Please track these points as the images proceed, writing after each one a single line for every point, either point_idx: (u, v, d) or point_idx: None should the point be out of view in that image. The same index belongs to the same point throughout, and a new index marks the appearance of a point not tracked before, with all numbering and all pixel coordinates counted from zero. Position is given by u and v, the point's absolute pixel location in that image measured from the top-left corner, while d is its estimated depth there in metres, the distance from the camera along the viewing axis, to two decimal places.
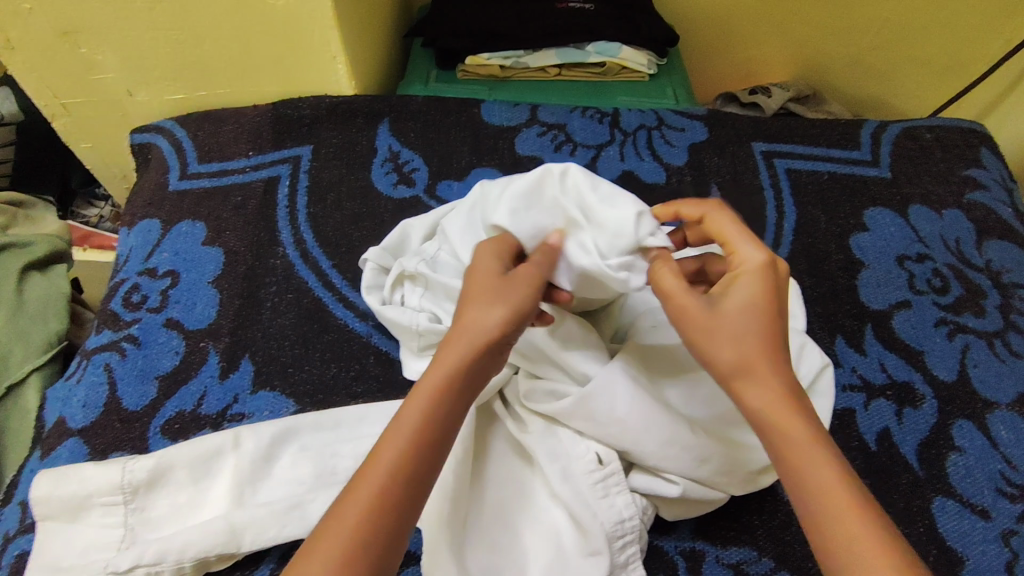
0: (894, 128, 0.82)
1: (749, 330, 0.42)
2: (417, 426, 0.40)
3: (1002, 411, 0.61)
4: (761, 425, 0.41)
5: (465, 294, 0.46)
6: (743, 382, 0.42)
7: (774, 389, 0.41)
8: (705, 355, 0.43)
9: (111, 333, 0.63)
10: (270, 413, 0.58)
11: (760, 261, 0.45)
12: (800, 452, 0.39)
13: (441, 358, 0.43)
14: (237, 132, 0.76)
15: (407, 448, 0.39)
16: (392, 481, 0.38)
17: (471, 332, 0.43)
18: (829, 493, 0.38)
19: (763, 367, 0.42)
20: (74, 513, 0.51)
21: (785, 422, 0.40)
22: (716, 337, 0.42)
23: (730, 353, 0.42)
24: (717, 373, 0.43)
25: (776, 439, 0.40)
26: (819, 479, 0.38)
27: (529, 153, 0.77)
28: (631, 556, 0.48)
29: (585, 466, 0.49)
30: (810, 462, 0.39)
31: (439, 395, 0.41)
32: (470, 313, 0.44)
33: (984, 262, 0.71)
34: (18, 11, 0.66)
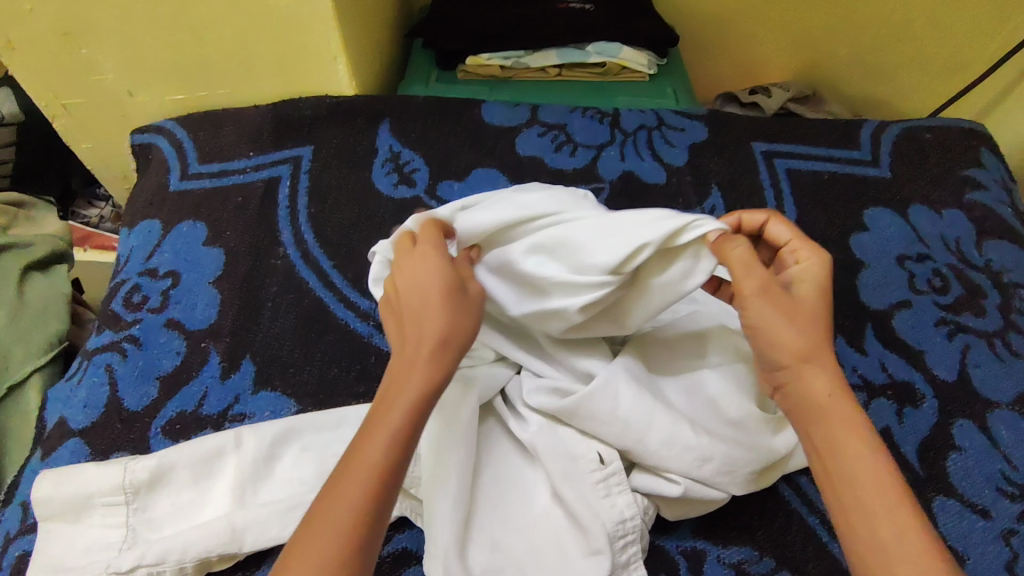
0: (894, 128, 0.82)
1: (817, 321, 0.44)
2: (397, 439, 0.39)
3: (1002, 411, 0.61)
4: (817, 412, 0.41)
5: (418, 301, 0.43)
6: (809, 367, 0.42)
7: (835, 380, 0.42)
8: (775, 339, 0.43)
9: (111, 333, 0.63)
10: (271, 414, 0.58)
11: (818, 264, 0.47)
12: (842, 434, 0.40)
13: (411, 369, 0.41)
14: (238, 132, 0.76)
15: (386, 461, 0.38)
16: (376, 495, 0.37)
17: (445, 343, 0.42)
18: (878, 482, 0.39)
19: (825, 355, 0.43)
20: (75, 513, 0.51)
21: (841, 409, 0.41)
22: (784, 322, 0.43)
23: (800, 339, 0.43)
24: (785, 357, 0.43)
25: (824, 424, 0.41)
26: (867, 468, 0.39)
27: (529, 153, 0.77)
28: (632, 556, 0.48)
29: (587, 466, 0.49)
30: (852, 445, 0.40)
31: (416, 410, 0.40)
32: (437, 322, 0.42)
33: (984, 262, 0.71)
34: (18, 11, 0.66)
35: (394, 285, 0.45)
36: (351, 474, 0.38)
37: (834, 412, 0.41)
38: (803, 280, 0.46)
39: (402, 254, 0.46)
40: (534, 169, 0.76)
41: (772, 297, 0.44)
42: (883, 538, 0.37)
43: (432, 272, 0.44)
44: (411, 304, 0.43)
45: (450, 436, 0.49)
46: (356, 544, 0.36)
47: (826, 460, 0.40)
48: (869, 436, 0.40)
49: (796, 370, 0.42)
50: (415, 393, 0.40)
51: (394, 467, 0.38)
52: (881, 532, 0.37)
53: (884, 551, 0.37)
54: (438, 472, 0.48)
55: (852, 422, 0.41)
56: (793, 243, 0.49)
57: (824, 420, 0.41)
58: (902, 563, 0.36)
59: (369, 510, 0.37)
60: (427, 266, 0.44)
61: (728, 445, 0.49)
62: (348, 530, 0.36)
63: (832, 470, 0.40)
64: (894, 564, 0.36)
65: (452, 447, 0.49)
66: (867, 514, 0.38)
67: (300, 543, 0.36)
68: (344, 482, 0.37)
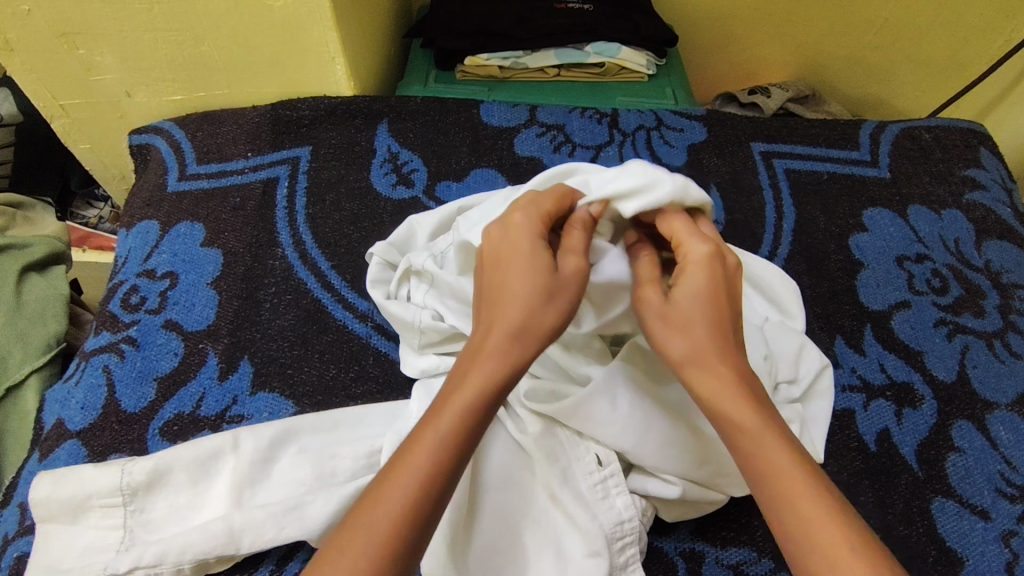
0: (894, 128, 0.82)
1: (693, 316, 0.44)
2: (451, 437, 0.40)
3: (1002, 412, 0.61)
4: (719, 412, 0.41)
5: (503, 284, 0.45)
6: (695, 372, 0.43)
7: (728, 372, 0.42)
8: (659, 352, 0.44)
9: (109, 334, 0.63)
10: (269, 415, 0.58)
11: (703, 255, 0.46)
12: (745, 437, 0.40)
13: (480, 361, 0.42)
14: (236, 132, 0.76)
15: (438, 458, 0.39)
16: (425, 492, 0.38)
17: (521, 333, 0.43)
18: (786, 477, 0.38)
19: (710, 354, 0.43)
20: (73, 515, 0.51)
21: (733, 405, 0.41)
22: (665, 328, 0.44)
23: (678, 347, 0.43)
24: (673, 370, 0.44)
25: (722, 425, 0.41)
26: (775, 463, 0.39)
27: (528, 154, 0.77)
28: (630, 557, 0.47)
29: (586, 467, 0.49)
30: (761, 446, 0.39)
31: (476, 406, 0.41)
32: (516, 311, 0.43)
33: (983, 263, 0.71)
34: (16, 12, 0.65)
35: (482, 262, 0.47)
36: (411, 459, 0.39)
37: (732, 415, 0.41)
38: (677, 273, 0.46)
39: (493, 227, 0.48)
40: (533, 169, 0.76)
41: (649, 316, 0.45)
42: (793, 538, 0.37)
43: (518, 249, 0.46)
44: (497, 284, 0.45)
45: None
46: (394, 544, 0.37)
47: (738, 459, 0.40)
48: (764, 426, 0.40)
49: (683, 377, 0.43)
50: (478, 388, 0.41)
51: (445, 464, 0.39)
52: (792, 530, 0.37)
53: (801, 547, 0.36)
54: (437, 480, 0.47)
55: (751, 420, 0.40)
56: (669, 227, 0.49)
57: (722, 424, 0.41)
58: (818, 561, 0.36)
59: (415, 509, 0.37)
60: (514, 240, 0.46)
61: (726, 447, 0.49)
62: (388, 528, 0.37)
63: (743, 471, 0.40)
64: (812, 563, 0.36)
65: None
66: (781, 516, 0.38)
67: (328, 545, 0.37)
68: (392, 480, 0.38)
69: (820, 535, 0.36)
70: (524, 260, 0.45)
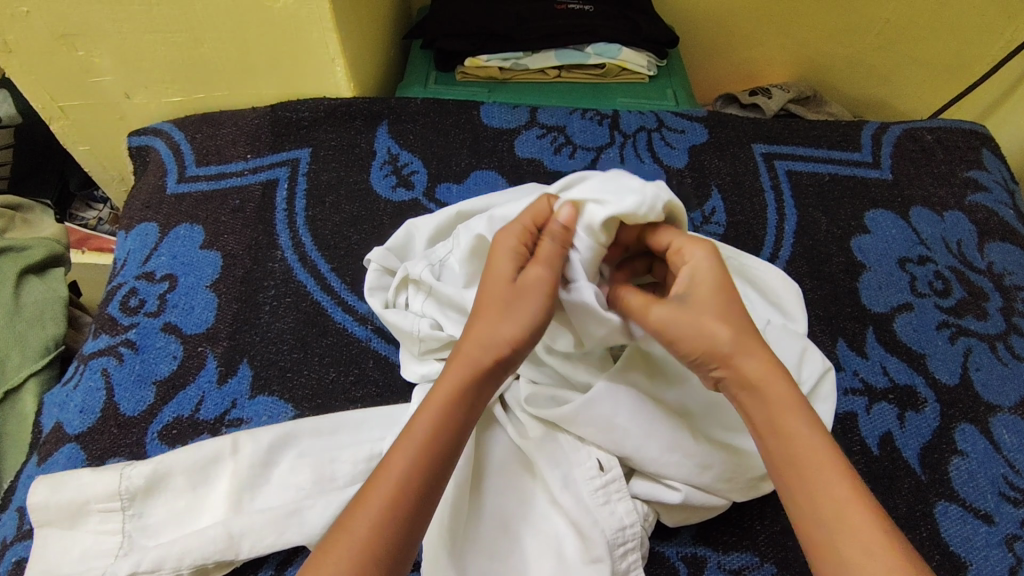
0: (895, 129, 0.82)
1: (731, 311, 0.45)
2: (419, 442, 0.42)
3: (1005, 415, 0.61)
4: (762, 393, 0.43)
5: (477, 301, 0.47)
6: (738, 359, 0.44)
7: (768, 362, 0.44)
8: (699, 343, 0.45)
9: (108, 338, 0.62)
10: (268, 418, 0.57)
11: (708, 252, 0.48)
12: (787, 418, 0.42)
13: (447, 370, 0.45)
14: (235, 134, 0.75)
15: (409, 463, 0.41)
16: (397, 499, 0.40)
17: (486, 343, 0.45)
18: (820, 463, 0.41)
19: (752, 344, 0.44)
20: (72, 520, 0.50)
21: (777, 392, 0.43)
22: (705, 319, 0.45)
23: (721, 336, 0.44)
24: (715, 358, 0.44)
25: (765, 407, 0.43)
26: (812, 449, 0.41)
27: (528, 155, 0.77)
28: (631, 563, 0.47)
29: (587, 473, 0.48)
30: (799, 429, 0.42)
31: (442, 415, 0.43)
32: (480, 323, 0.46)
33: (986, 265, 0.71)
34: (15, 13, 0.65)
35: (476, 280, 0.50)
36: (385, 465, 0.42)
37: (776, 397, 0.43)
38: (699, 275, 0.47)
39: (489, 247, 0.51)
40: (533, 171, 0.76)
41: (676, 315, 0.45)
42: (824, 515, 0.39)
43: (494, 264, 0.48)
44: (474, 303, 0.48)
45: None
46: (375, 546, 0.39)
47: (775, 442, 0.42)
48: (805, 414, 0.42)
49: (727, 365, 0.44)
50: (442, 398, 0.44)
51: (416, 470, 0.41)
52: (821, 512, 0.40)
53: (828, 525, 0.39)
54: None
55: (792, 410, 0.42)
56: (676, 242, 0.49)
57: (767, 404, 0.43)
58: (847, 542, 0.38)
59: (388, 515, 0.40)
60: (493, 257, 0.49)
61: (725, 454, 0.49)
62: (369, 534, 0.39)
63: (777, 453, 0.42)
64: (840, 543, 0.38)
65: None
66: (813, 496, 0.40)
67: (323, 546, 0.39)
68: (373, 487, 0.41)
69: (850, 514, 0.39)
70: (493, 275, 0.47)
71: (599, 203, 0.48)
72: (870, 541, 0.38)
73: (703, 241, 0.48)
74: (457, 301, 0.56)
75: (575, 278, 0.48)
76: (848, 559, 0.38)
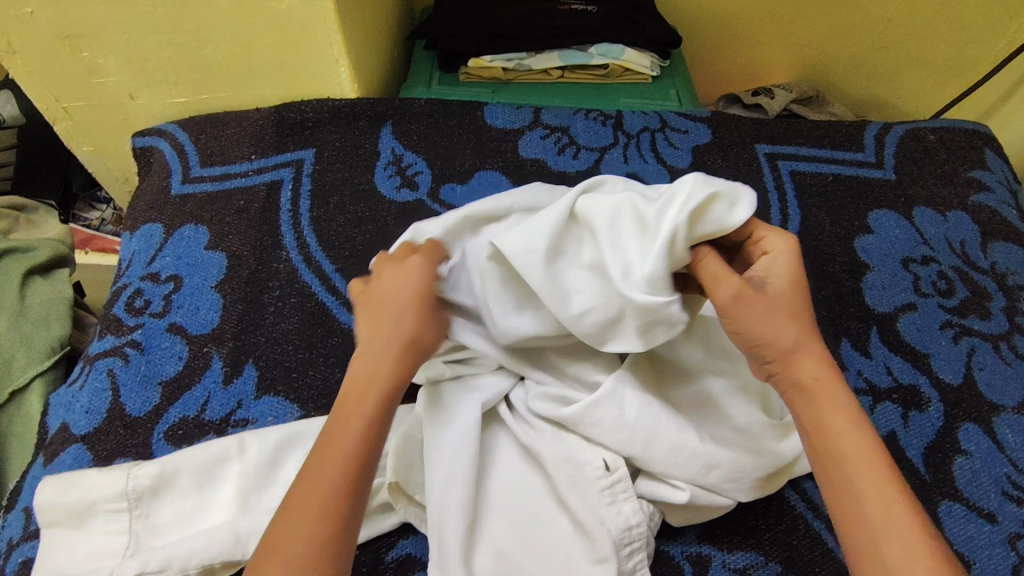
0: (898, 129, 0.82)
1: (797, 309, 0.45)
2: (361, 442, 0.42)
3: (1009, 415, 0.61)
4: (813, 393, 0.43)
5: (396, 303, 0.47)
6: (799, 358, 0.44)
7: (825, 366, 0.44)
8: (762, 342, 0.43)
9: (113, 338, 0.62)
10: (274, 419, 0.58)
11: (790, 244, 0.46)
12: (836, 418, 0.42)
13: (380, 361, 0.45)
14: (239, 134, 0.75)
15: (353, 462, 0.41)
16: (348, 481, 0.41)
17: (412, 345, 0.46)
18: (867, 464, 0.40)
19: (812, 345, 0.44)
20: (78, 520, 0.51)
21: (830, 393, 0.43)
22: (771, 315, 0.44)
23: (786, 333, 0.44)
24: (772, 352, 0.44)
25: (815, 406, 0.43)
26: (860, 450, 0.41)
27: (532, 156, 0.77)
28: (637, 562, 0.47)
29: (593, 473, 0.48)
30: (845, 429, 0.42)
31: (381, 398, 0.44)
32: (406, 324, 0.46)
33: (989, 265, 0.71)
34: (19, 14, 0.65)
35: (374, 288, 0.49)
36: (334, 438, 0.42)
37: (830, 398, 0.43)
38: (772, 273, 0.46)
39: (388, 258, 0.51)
40: (537, 172, 0.76)
41: (749, 301, 0.43)
42: (869, 514, 0.39)
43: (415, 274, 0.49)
44: (385, 306, 0.47)
45: (447, 438, 0.49)
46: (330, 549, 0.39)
47: (821, 439, 0.42)
48: (857, 418, 0.42)
49: (783, 363, 0.44)
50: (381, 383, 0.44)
51: (364, 451, 0.42)
52: (865, 510, 0.39)
53: (869, 523, 0.39)
54: (446, 487, 0.47)
55: (843, 411, 0.42)
56: (757, 232, 0.47)
57: (818, 404, 0.43)
58: (885, 539, 0.38)
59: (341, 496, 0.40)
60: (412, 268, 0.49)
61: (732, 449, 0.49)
62: (324, 511, 0.39)
63: (822, 452, 0.42)
64: (878, 539, 0.38)
65: (457, 458, 0.48)
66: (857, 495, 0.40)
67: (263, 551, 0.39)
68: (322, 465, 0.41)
69: (894, 515, 0.39)
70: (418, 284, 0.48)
71: (725, 205, 0.44)
72: (912, 540, 0.38)
73: (784, 237, 0.47)
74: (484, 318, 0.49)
75: (661, 294, 0.44)
76: (888, 557, 0.38)
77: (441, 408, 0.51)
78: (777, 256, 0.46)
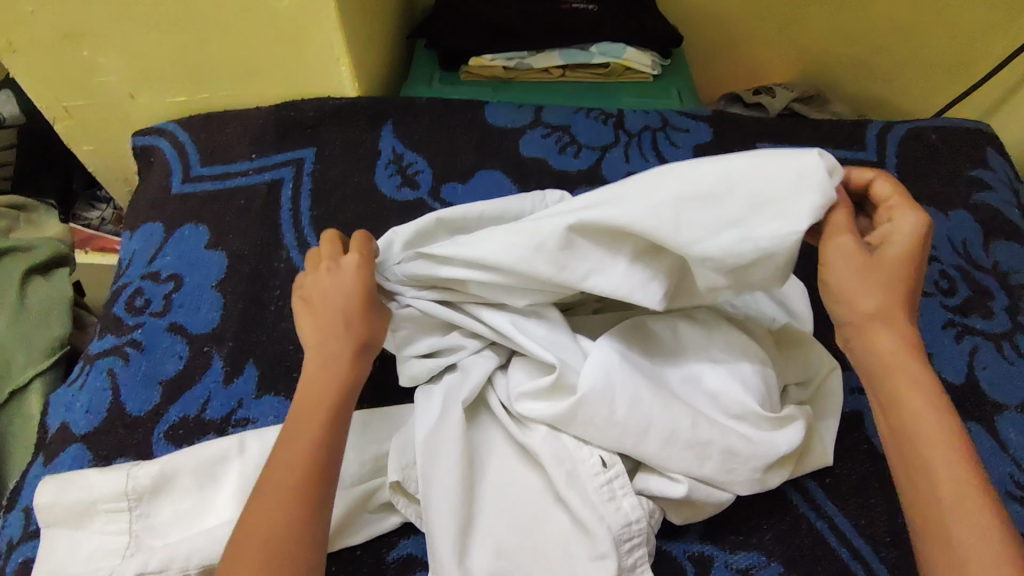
0: (900, 128, 0.81)
1: (893, 280, 0.43)
2: (328, 425, 0.45)
3: (1012, 414, 0.61)
4: (887, 370, 0.42)
5: (337, 307, 0.48)
6: (878, 330, 0.43)
7: (905, 344, 0.43)
8: (842, 300, 0.43)
9: (113, 338, 0.62)
10: (274, 418, 0.57)
11: (919, 221, 0.44)
12: (912, 398, 0.41)
13: (331, 365, 0.47)
14: (240, 133, 0.75)
15: (320, 444, 0.44)
16: (305, 479, 0.43)
17: (365, 347, 0.48)
18: (944, 445, 0.40)
19: (897, 318, 0.43)
20: (78, 520, 0.50)
21: (908, 372, 0.42)
22: (862, 282, 0.43)
23: (872, 301, 0.42)
24: (851, 318, 0.43)
25: (893, 384, 0.42)
26: (933, 430, 0.41)
27: (533, 155, 0.77)
28: (638, 559, 0.47)
29: (591, 469, 0.48)
30: (921, 409, 0.41)
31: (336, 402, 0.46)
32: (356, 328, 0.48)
33: (991, 264, 0.71)
34: (20, 13, 0.65)
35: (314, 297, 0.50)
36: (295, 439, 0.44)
37: (908, 376, 0.42)
38: (893, 238, 0.44)
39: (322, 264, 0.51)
40: (538, 171, 0.76)
41: (849, 257, 0.43)
42: (944, 497, 0.39)
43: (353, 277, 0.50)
44: (326, 312, 0.49)
45: (438, 437, 0.49)
46: (294, 541, 0.41)
47: (897, 418, 0.42)
48: (935, 399, 0.41)
49: (863, 332, 0.43)
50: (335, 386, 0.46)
51: (321, 447, 0.44)
52: (940, 493, 0.39)
53: (940, 505, 0.39)
54: (443, 485, 0.48)
55: (919, 393, 0.41)
56: (892, 204, 0.46)
57: (895, 381, 0.42)
58: (956, 517, 0.38)
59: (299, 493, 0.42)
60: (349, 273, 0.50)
61: (730, 437, 0.48)
62: (284, 507, 0.41)
63: (897, 432, 0.42)
64: (948, 522, 0.38)
65: (452, 457, 0.48)
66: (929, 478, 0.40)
67: (241, 531, 0.41)
68: (284, 464, 0.43)
69: (966, 500, 0.39)
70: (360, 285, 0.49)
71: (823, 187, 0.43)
72: (982, 525, 0.38)
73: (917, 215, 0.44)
74: (572, 286, 0.46)
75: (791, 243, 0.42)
76: (958, 535, 0.38)
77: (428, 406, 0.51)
78: (905, 228, 0.44)
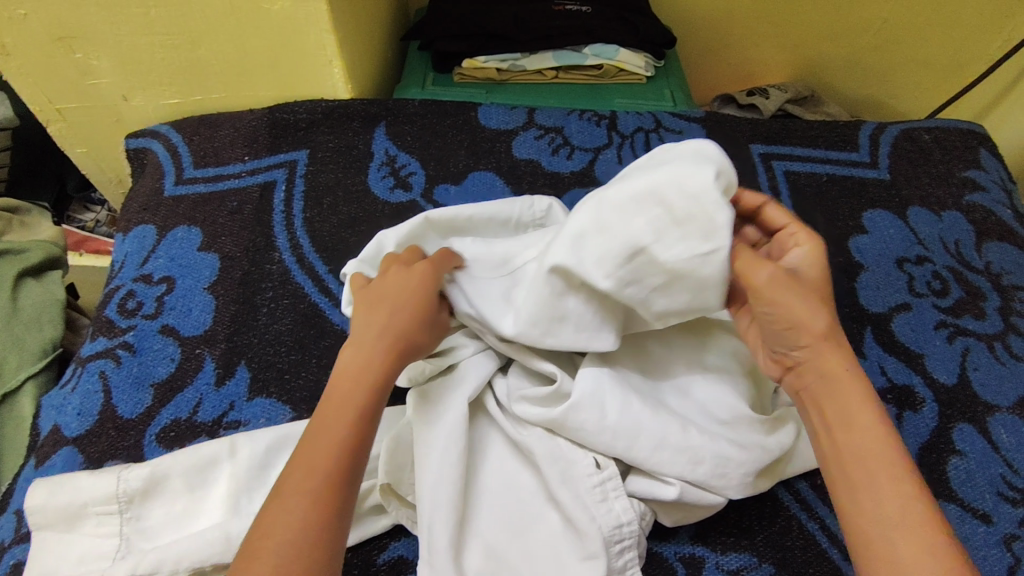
0: (892, 129, 0.82)
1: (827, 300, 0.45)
2: (353, 435, 0.42)
3: (1003, 415, 0.61)
4: (828, 386, 0.43)
5: (381, 314, 0.48)
6: (826, 349, 0.43)
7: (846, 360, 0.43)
8: (789, 318, 0.43)
9: (105, 340, 0.62)
10: (266, 420, 0.58)
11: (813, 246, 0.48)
12: (853, 415, 0.42)
13: (375, 361, 0.45)
14: (232, 136, 0.75)
15: (351, 446, 0.42)
16: (335, 477, 0.40)
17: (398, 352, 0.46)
18: (884, 458, 0.40)
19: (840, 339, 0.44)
20: (68, 524, 0.50)
21: (852, 387, 0.42)
22: (807, 299, 0.44)
23: (821, 320, 0.43)
24: (804, 335, 0.43)
25: (835, 400, 0.42)
26: (875, 445, 0.40)
27: (526, 157, 0.77)
28: (628, 561, 0.47)
29: (585, 471, 0.48)
30: (862, 425, 0.41)
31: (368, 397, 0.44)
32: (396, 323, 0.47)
33: (984, 264, 0.71)
34: (12, 16, 0.65)
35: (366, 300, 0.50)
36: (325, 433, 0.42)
37: (848, 393, 0.42)
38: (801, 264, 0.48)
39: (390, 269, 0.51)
40: (532, 172, 0.76)
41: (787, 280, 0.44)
42: (886, 512, 0.38)
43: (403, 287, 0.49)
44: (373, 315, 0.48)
45: (432, 438, 0.49)
46: (314, 543, 0.38)
47: (840, 434, 0.42)
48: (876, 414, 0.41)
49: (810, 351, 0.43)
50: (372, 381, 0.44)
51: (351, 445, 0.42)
52: (882, 507, 0.39)
53: (883, 518, 0.38)
54: (435, 485, 0.47)
55: (861, 408, 0.42)
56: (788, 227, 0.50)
57: (836, 398, 0.42)
58: (899, 535, 0.38)
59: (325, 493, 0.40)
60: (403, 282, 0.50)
61: (719, 441, 0.48)
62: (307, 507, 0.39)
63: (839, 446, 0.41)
64: (891, 535, 0.38)
65: (448, 457, 0.48)
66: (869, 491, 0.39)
67: (258, 527, 0.39)
68: (312, 461, 0.41)
69: (909, 514, 0.38)
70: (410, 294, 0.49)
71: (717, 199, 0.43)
72: (924, 535, 0.37)
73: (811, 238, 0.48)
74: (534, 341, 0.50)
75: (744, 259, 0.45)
76: (901, 552, 0.37)
77: (425, 411, 0.51)
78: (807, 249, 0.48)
